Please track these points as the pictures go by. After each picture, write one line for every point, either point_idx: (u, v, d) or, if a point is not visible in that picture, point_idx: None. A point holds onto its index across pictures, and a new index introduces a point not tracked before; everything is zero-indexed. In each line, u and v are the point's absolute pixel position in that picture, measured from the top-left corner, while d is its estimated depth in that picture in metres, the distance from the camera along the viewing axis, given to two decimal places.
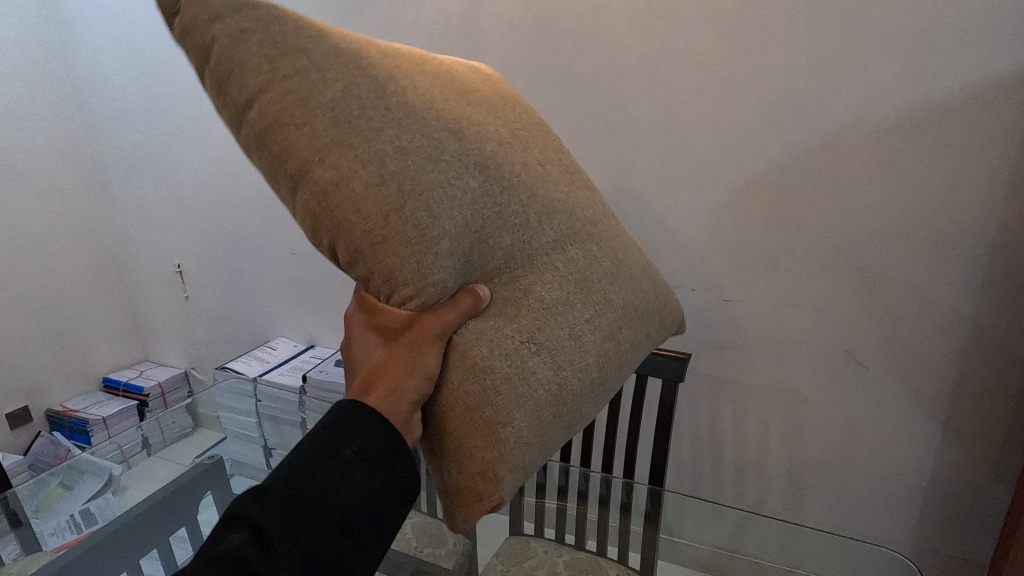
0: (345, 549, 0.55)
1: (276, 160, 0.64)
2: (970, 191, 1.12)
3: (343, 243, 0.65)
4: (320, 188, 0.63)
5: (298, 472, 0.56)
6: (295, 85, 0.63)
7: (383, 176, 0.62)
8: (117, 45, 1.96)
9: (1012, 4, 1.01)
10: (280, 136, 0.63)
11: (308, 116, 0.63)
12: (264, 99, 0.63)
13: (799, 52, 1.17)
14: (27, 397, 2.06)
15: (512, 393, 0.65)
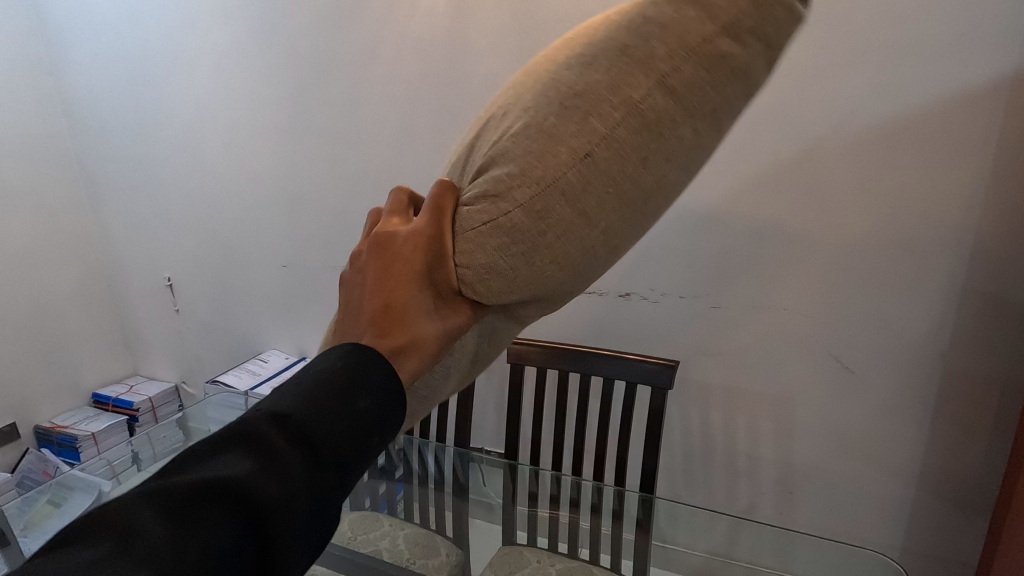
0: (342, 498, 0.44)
1: (599, 106, 0.51)
2: (949, 196, 1.14)
3: (515, 208, 0.53)
4: (565, 167, 0.52)
5: (311, 407, 0.44)
6: (665, 125, 0.51)
7: (581, 228, 0.53)
8: (106, 59, 1.96)
9: (984, 14, 1.04)
10: (616, 115, 0.51)
11: (604, 115, 0.51)
12: (626, 71, 0.51)
13: (780, 62, 1.20)
14: (15, 414, 2.03)
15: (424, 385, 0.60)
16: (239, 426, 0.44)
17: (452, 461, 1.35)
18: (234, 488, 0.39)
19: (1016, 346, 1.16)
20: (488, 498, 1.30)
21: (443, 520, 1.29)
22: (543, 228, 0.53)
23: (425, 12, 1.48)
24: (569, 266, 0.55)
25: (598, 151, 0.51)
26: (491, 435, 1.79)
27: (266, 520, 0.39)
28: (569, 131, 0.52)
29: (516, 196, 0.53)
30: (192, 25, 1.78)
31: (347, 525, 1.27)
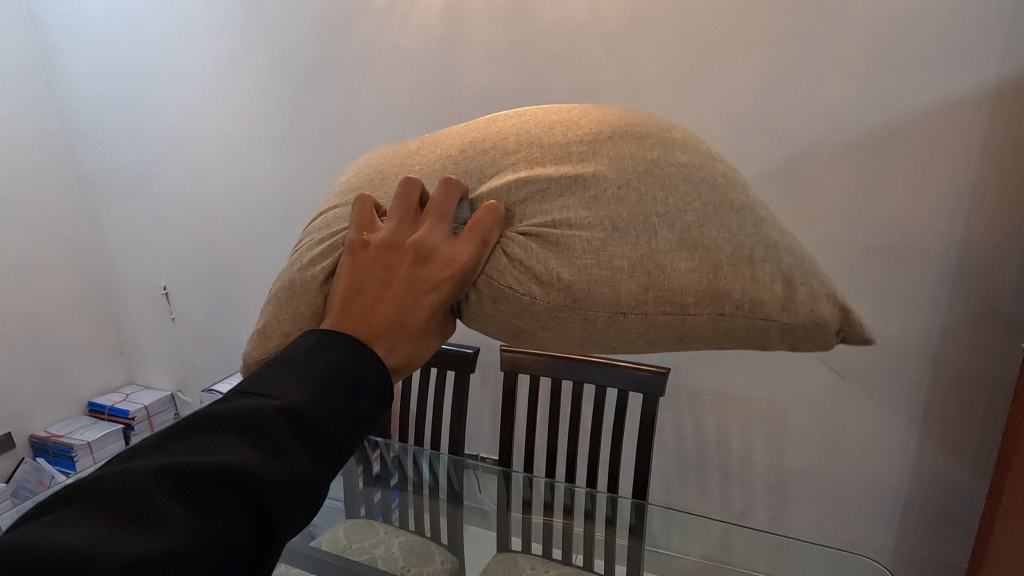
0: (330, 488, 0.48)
1: (660, 274, 0.57)
2: (935, 204, 1.16)
3: (537, 291, 0.60)
4: (594, 285, 0.59)
5: (322, 406, 0.47)
6: (684, 323, 0.58)
7: (556, 328, 0.61)
8: (102, 70, 1.98)
9: (968, 25, 1.06)
10: (667, 288, 0.57)
11: (662, 291, 0.57)
12: (712, 282, 0.56)
13: (769, 72, 1.21)
14: (11, 423, 2.03)
15: None
16: (246, 412, 0.45)
17: (446, 469, 1.35)
18: (245, 479, 0.41)
19: (1003, 351, 1.17)
20: (482, 505, 1.30)
21: (438, 527, 1.30)
22: (547, 323, 0.61)
23: (419, 24, 1.49)
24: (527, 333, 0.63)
25: (634, 312, 0.58)
26: (485, 442, 1.80)
27: (272, 509, 0.42)
28: (630, 279, 0.57)
29: (549, 292, 0.59)
30: (189, 36, 1.79)
31: (342, 532, 1.28)
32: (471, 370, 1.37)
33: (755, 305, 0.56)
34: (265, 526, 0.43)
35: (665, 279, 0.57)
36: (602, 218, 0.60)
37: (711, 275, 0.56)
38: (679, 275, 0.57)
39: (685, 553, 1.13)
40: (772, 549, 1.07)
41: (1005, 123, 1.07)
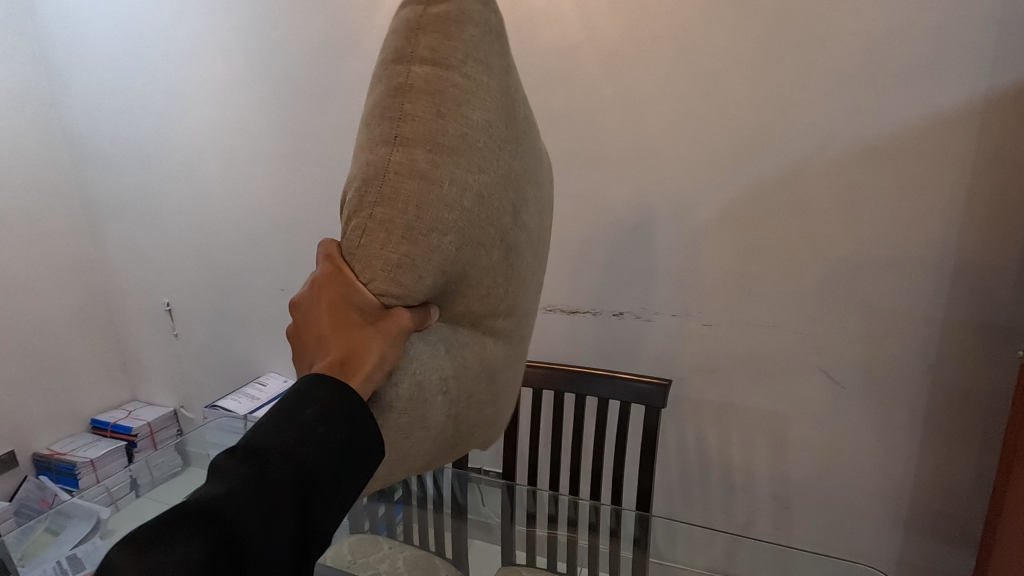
0: (305, 498, 0.49)
1: (389, 114, 0.60)
2: (927, 215, 1.18)
3: (370, 216, 0.59)
4: (392, 162, 0.59)
5: (266, 426, 0.51)
6: (442, 94, 0.59)
7: (433, 195, 0.59)
8: (106, 90, 2.01)
9: (954, 41, 1.08)
10: (406, 109, 0.59)
11: (444, 115, 0.59)
12: (422, 73, 0.59)
13: (763, 88, 1.24)
14: (14, 442, 2.04)
15: (404, 409, 0.62)
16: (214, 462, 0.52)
17: (450, 481, 1.35)
18: (200, 505, 0.46)
19: (1001, 360, 1.18)
20: (485, 518, 1.31)
21: (442, 541, 1.31)
22: (427, 201, 0.59)
23: None
24: (440, 225, 0.59)
25: (427, 135, 0.59)
26: (488, 456, 1.80)
27: (229, 523, 0.46)
28: (396, 138, 0.59)
29: (371, 203, 0.59)
30: (192, 56, 1.82)
31: (347, 547, 1.28)
32: None
33: (430, 45, 0.60)
34: (232, 539, 0.46)
35: (413, 112, 0.59)
36: (357, 164, 0.62)
37: (413, 73, 0.60)
38: (418, 99, 0.59)
39: (689, 564, 1.13)
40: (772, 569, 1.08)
41: (995, 136, 1.10)
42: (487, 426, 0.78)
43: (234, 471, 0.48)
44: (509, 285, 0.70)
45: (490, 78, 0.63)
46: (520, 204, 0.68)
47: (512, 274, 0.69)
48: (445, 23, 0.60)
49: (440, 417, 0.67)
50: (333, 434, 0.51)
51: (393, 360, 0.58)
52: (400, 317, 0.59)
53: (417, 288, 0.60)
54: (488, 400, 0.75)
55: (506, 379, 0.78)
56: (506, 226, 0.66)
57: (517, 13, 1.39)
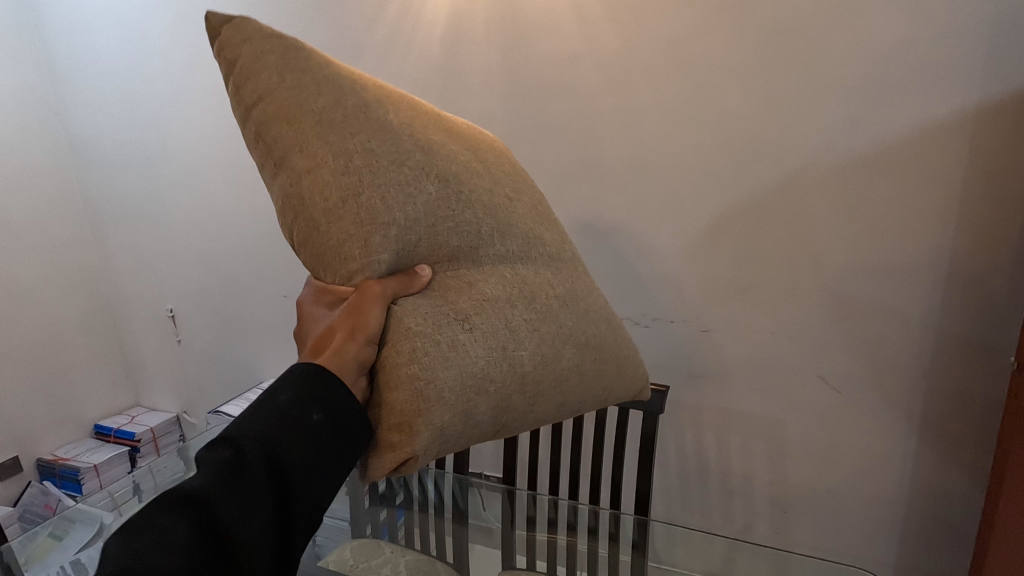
0: (280, 475, 0.56)
1: (268, 148, 0.70)
2: (921, 222, 1.20)
3: (308, 220, 0.69)
4: (296, 173, 0.69)
5: (244, 418, 0.59)
6: (291, 95, 0.69)
7: (348, 168, 0.68)
8: (111, 100, 2.03)
9: (946, 51, 1.10)
10: (275, 132, 0.69)
11: (301, 120, 0.68)
12: (262, 109, 0.69)
13: (758, 98, 1.26)
14: (18, 447, 2.06)
15: (438, 354, 0.67)
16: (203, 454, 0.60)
17: (451, 487, 1.38)
18: (185, 492, 0.54)
19: (994, 365, 1.20)
20: (486, 523, 1.33)
21: (443, 546, 1.32)
22: (343, 175, 0.68)
23: (420, 53, 1.54)
24: (362, 188, 0.68)
25: (308, 136, 0.68)
26: (490, 460, 1.81)
27: (211, 501, 0.53)
28: (291, 160, 0.69)
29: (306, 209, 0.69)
30: (196, 66, 1.85)
31: (349, 553, 1.29)
32: None
33: (246, 76, 0.69)
34: (216, 515, 0.53)
35: (278, 137, 0.69)
36: (283, 207, 0.72)
37: (258, 109, 0.70)
38: (280, 123, 0.69)
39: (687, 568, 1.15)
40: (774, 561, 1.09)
41: (986, 145, 1.12)
42: (560, 348, 0.75)
43: (215, 459, 0.56)
44: (467, 209, 0.73)
45: (312, 71, 0.70)
46: (420, 137, 0.73)
47: (463, 198, 0.73)
48: (257, 49, 0.69)
49: (475, 351, 0.69)
50: (305, 415, 0.59)
51: (369, 324, 0.66)
52: (370, 287, 0.67)
53: (376, 255, 0.68)
54: (536, 324, 0.74)
55: (545, 292, 0.77)
56: (415, 158, 0.71)
57: (517, 26, 1.42)
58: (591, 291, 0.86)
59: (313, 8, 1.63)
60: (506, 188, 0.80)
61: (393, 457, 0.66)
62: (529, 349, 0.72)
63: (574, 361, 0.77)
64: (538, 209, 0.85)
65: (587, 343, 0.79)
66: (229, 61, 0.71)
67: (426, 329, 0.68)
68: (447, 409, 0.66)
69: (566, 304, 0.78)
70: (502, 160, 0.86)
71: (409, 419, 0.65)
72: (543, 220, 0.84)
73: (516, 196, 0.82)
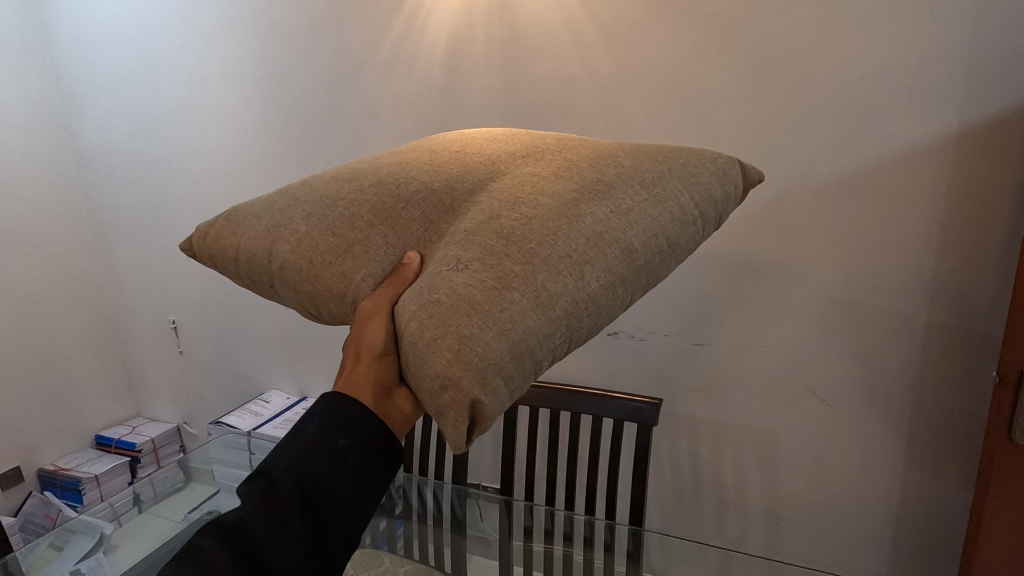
0: (309, 500, 0.61)
1: (257, 276, 0.82)
2: (905, 241, 1.24)
3: (303, 292, 0.78)
4: (278, 271, 0.79)
5: (277, 447, 0.64)
6: (240, 228, 0.82)
7: (300, 235, 0.78)
8: (118, 114, 2.07)
9: (928, 78, 1.15)
10: (249, 263, 0.81)
11: (257, 235, 0.80)
12: (236, 258, 0.83)
13: (748, 119, 1.30)
14: (20, 457, 2.08)
15: (444, 300, 0.65)
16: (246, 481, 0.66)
17: (450, 498, 1.44)
18: (229, 522, 0.60)
19: (978, 380, 1.24)
20: (484, 534, 1.35)
21: (443, 557, 1.30)
22: (301, 241, 0.77)
23: (422, 73, 1.59)
24: (320, 236, 0.77)
25: (266, 243, 0.79)
26: (488, 471, 1.83)
27: (247, 529, 0.59)
28: (270, 266, 0.79)
29: (302, 287, 0.77)
30: (202, 84, 1.89)
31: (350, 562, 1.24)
32: None
33: (211, 242, 0.85)
34: (251, 541, 0.59)
35: (253, 264, 0.81)
36: (298, 305, 0.81)
37: (231, 260, 0.83)
38: (246, 254, 0.81)
39: None
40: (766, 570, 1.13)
41: (967, 167, 1.16)
42: (573, 208, 0.72)
43: (249, 489, 0.62)
44: (408, 186, 0.80)
45: (243, 210, 0.85)
46: (347, 174, 0.84)
47: (400, 182, 0.80)
48: (207, 232, 0.86)
49: (479, 275, 0.67)
50: (331, 441, 0.63)
51: (373, 342, 0.67)
52: (370, 307, 0.71)
53: (359, 276, 0.74)
54: (535, 214, 0.72)
55: (528, 189, 0.76)
56: (348, 188, 0.81)
57: (516, 48, 1.46)
58: (580, 152, 0.84)
59: (317, 29, 1.68)
60: (450, 149, 0.88)
61: (459, 416, 0.61)
62: (536, 237, 0.70)
63: (601, 211, 0.73)
64: (497, 139, 0.90)
65: (605, 186, 0.76)
66: (200, 243, 0.87)
67: (425, 292, 0.67)
68: (480, 338, 0.63)
69: (556, 181, 0.76)
70: (449, 138, 0.93)
71: (451, 373, 0.62)
72: (495, 146, 0.87)
73: (460, 148, 0.87)
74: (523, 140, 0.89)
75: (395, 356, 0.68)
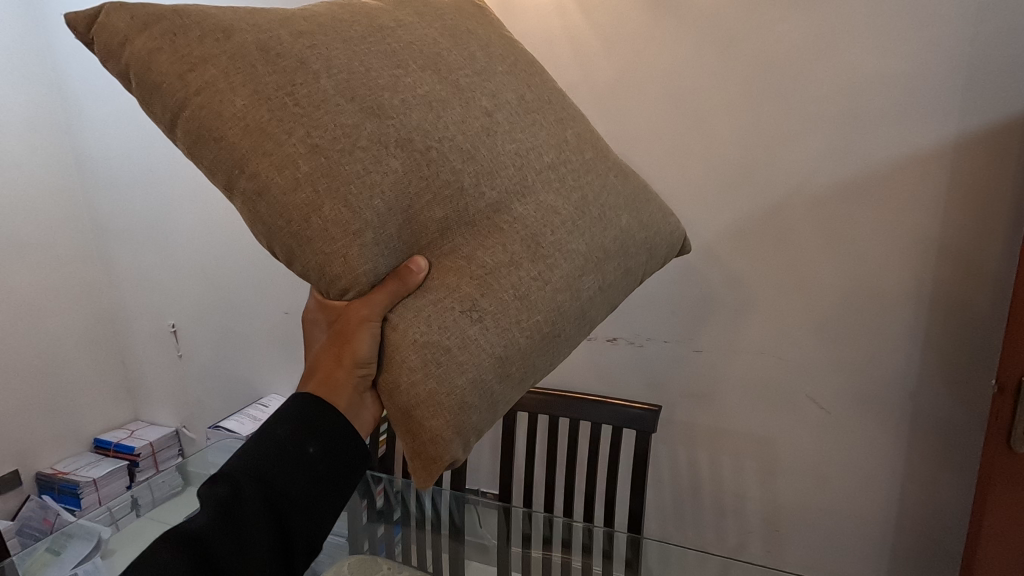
0: (276, 507, 0.63)
1: (217, 171, 0.70)
2: (902, 249, 1.24)
3: (282, 240, 0.70)
4: (247, 194, 0.70)
5: (243, 451, 0.66)
6: (207, 100, 0.68)
7: (297, 178, 0.68)
8: (119, 118, 2.08)
9: (924, 87, 1.16)
10: (210, 151, 0.69)
11: (229, 119, 0.68)
12: (190, 126, 0.69)
13: (746, 127, 1.31)
14: (17, 461, 2.07)
15: (454, 360, 0.70)
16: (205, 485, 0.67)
17: (448, 503, 1.41)
18: (191, 528, 0.62)
19: (976, 387, 1.24)
20: (481, 539, 1.34)
21: (440, 562, 1.31)
22: (297, 191, 0.68)
23: None
24: (323, 198, 0.68)
25: (246, 160, 0.68)
26: (486, 476, 1.83)
27: (211, 534, 0.61)
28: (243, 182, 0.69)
29: (284, 231, 0.70)
30: None
31: (347, 568, 1.25)
32: None
33: (154, 82, 0.68)
34: (213, 546, 0.61)
35: (216, 160, 0.69)
36: (259, 231, 0.72)
37: (178, 111, 0.69)
38: (216, 142, 0.68)
39: None
40: None
41: (963, 176, 1.16)
42: (577, 280, 0.76)
43: (212, 492, 0.63)
44: (434, 167, 0.71)
45: (214, 68, 0.68)
46: (365, 95, 0.70)
47: (430, 151, 0.71)
48: (141, 50, 0.68)
49: (490, 338, 0.71)
50: (303, 447, 0.66)
51: (359, 352, 0.70)
52: (359, 314, 0.71)
53: (362, 268, 0.70)
54: (549, 279, 0.74)
55: (550, 231, 0.75)
56: (369, 131, 0.69)
57: None
58: (596, 182, 0.81)
59: None
60: (483, 101, 0.76)
61: (435, 469, 0.71)
62: (545, 310, 0.74)
63: (593, 285, 0.78)
64: (524, 103, 0.79)
65: (605, 255, 0.79)
66: (122, 45, 0.68)
67: (436, 333, 0.70)
68: (473, 404, 0.71)
69: (576, 231, 0.76)
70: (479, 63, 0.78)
71: (443, 433, 0.70)
72: (529, 127, 0.78)
73: (495, 104, 0.76)
74: (551, 123, 0.81)
75: (376, 363, 0.72)
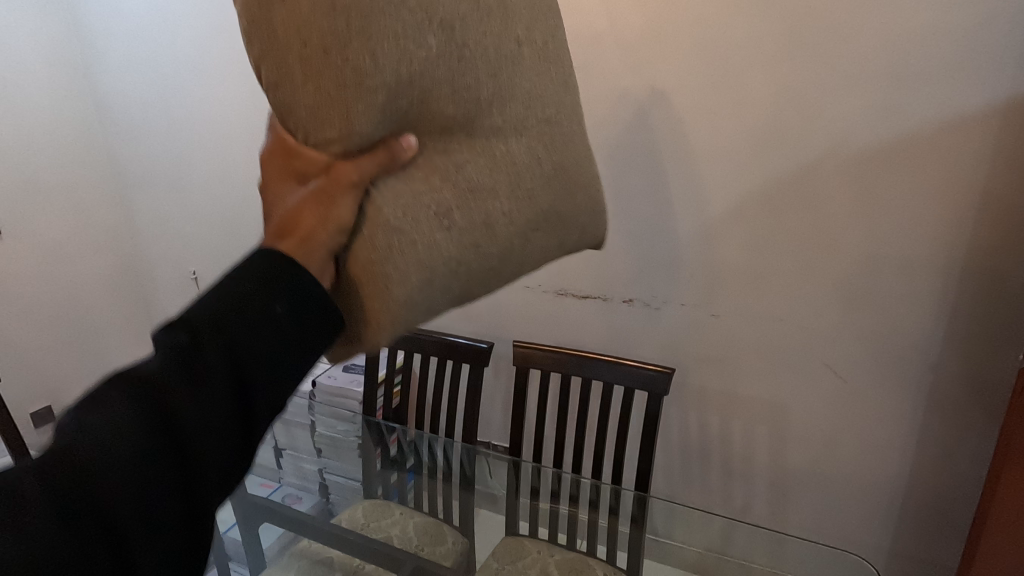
0: (225, 402, 0.43)
1: None
2: (937, 216, 1.19)
3: (271, 65, 0.55)
4: None
5: (214, 296, 0.45)
6: None
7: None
8: (137, 61, 2.05)
9: (978, 42, 1.07)
10: None
11: None
12: None
13: (780, 82, 1.24)
14: (50, 396, 2.17)
15: (410, 263, 0.55)
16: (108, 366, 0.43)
17: (459, 455, 1.42)
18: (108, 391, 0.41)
19: (1001, 361, 1.21)
20: (491, 490, 1.38)
21: (451, 509, 1.40)
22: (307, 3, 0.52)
23: None
24: (344, 38, 0.52)
25: None
26: (498, 430, 1.86)
27: (123, 420, 0.40)
28: None
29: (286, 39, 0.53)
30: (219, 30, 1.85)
31: (361, 512, 1.38)
32: (486, 362, 1.29)
33: None
34: (129, 437, 0.40)
35: None
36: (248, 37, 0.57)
37: None
38: None
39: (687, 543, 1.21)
40: (768, 543, 1.14)
41: (1011, 141, 1.10)
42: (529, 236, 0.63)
43: (152, 360, 0.43)
44: (465, 68, 0.56)
45: None
46: None
47: (465, 50, 0.56)
48: None
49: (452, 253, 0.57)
50: (269, 306, 0.45)
51: (341, 218, 0.49)
52: (335, 179, 0.50)
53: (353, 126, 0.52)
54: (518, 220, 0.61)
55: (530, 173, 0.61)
56: None
57: None
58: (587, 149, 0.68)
59: None
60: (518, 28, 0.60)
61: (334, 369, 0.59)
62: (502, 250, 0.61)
63: (549, 246, 0.66)
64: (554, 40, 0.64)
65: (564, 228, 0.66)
66: None
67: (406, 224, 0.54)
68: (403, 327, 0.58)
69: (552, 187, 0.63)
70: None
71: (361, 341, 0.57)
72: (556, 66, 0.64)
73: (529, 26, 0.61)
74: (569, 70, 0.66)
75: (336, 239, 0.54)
